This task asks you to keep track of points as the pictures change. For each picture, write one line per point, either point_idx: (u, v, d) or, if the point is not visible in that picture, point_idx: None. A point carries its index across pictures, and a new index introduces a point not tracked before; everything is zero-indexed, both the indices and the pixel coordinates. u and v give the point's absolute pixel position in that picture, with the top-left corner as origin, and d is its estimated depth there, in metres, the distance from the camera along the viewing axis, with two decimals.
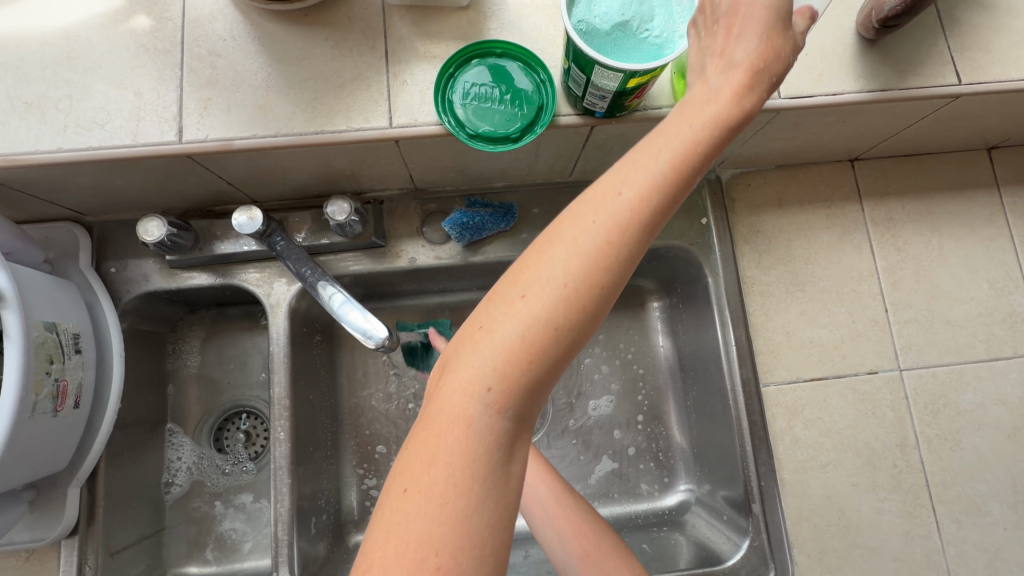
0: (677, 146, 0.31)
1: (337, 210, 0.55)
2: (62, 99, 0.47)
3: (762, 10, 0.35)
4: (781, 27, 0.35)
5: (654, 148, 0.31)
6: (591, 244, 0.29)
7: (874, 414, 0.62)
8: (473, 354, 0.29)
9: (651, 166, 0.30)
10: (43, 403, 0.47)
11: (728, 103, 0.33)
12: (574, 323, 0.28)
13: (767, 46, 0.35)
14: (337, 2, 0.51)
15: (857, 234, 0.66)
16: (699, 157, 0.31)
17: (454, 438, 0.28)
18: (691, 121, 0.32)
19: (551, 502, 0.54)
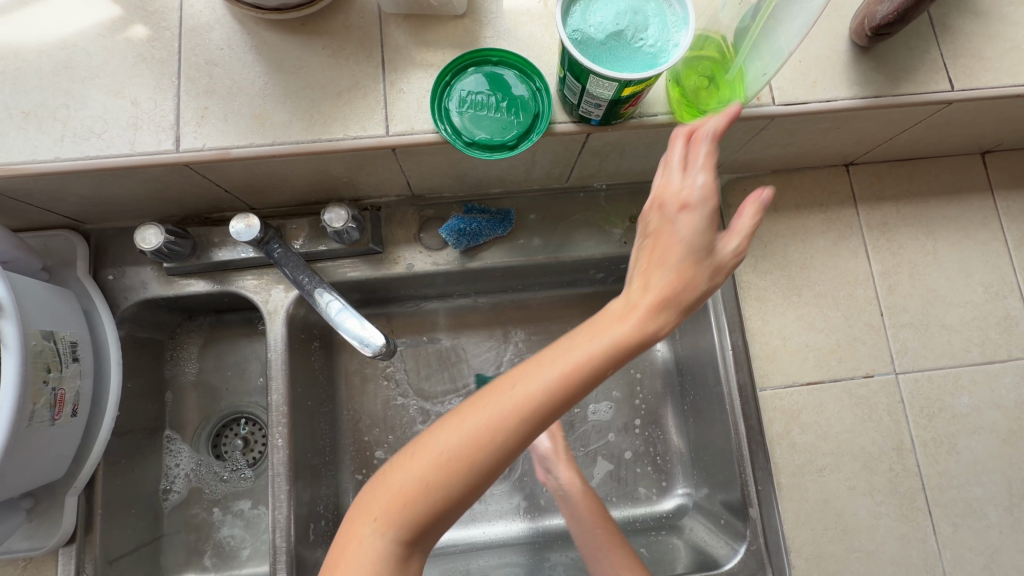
0: (572, 356, 0.35)
1: (334, 218, 0.55)
2: (60, 108, 0.48)
3: (681, 241, 0.37)
4: (693, 260, 0.36)
5: (549, 361, 0.35)
6: (479, 435, 0.34)
7: (870, 418, 0.62)
8: (371, 492, 0.36)
9: (540, 376, 0.35)
10: (41, 413, 0.48)
11: (630, 326, 0.36)
12: (455, 491, 0.34)
13: (677, 277, 0.36)
14: (334, 11, 0.51)
15: (853, 239, 0.66)
16: (585, 377, 0.35)
17: (339, 564, 0.35)
18: (591, 337, 0.36)
19: (606, 544, 0.56)
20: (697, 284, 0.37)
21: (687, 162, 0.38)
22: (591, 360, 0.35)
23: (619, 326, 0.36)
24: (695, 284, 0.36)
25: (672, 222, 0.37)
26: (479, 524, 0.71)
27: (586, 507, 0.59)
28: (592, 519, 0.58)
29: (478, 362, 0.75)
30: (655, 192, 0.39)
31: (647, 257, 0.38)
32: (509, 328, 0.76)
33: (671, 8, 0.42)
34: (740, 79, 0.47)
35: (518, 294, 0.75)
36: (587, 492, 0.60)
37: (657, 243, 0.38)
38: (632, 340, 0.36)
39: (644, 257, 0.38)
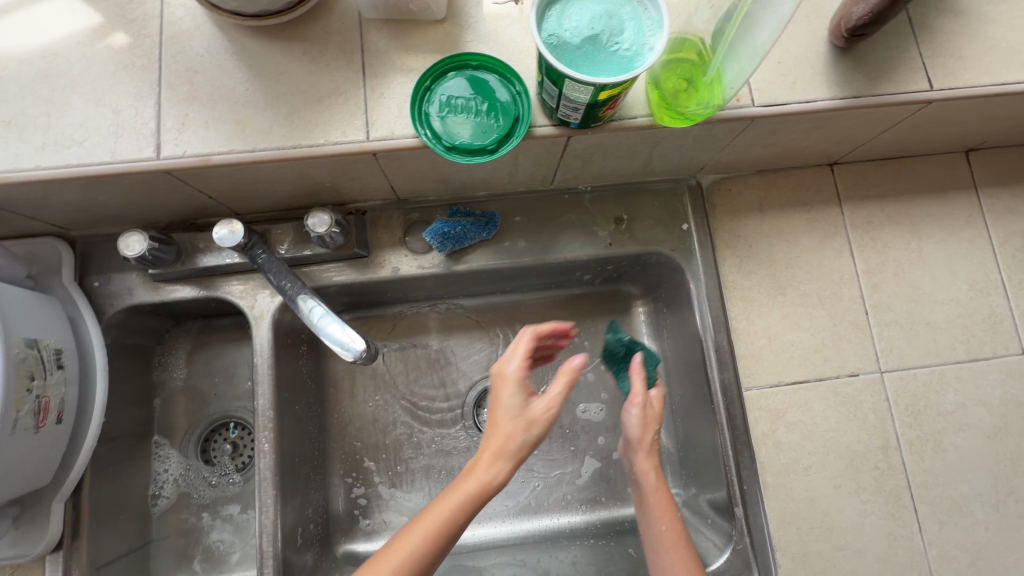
0: (430, 518, 0.42)
1: (318, 222, 0.56)
2: (41, 116, 0.48)
3: (509, 412, 0.45)
4: (518, 420, 0.44)
5: (410, 531, 0.42)
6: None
7: (856, 416, 0.62)
8: None
9: (404, 547, 0.41)
10: (24, 420, 0.48)
11: (471, 485, 0.43)
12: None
13: (507, 436, 0.44)
14: (315, 17, 0.51)
15: (838, 238, 0.66)
16: (445, 525, 0.42)
17: None
18: (443, 501, 0.43)
19: (669, 546, 0.51)
20: (523, 429, 0.44)
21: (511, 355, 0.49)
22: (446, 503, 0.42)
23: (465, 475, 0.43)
24: (518, 429, 0.44)
25: (501, 399, 0.46)
26: (469, 526, 0.71)
27: (656, 504, 0.53)
28: (660, 517, 0.52)
29: (467, 364, 0.76)
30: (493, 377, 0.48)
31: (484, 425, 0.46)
32: (498, 330, 0.76)
33: (646, 13, 0.42)
34: (718, 81, 0.47)
35: (506, 296, 0.76)
36: (660, 489, 0.54)
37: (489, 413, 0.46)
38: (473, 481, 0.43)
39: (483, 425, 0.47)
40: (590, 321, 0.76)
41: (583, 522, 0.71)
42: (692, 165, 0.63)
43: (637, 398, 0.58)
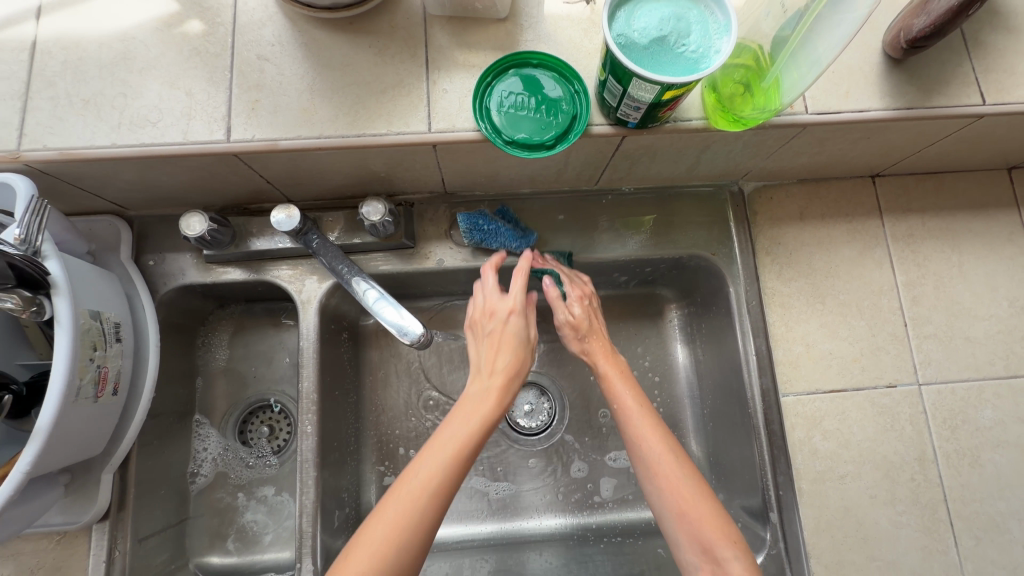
0: (456, 438, 0.44)
1: (372, 211, 0.57)
2: (117, 97, 0.50)
3: (514, 339, 0.53)
4: (525, 347, 0.53)
5: (440, 443, 0.44)
6: (396, 516, 0.40)
7: (893, 427, 0.62)
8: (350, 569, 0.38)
9: (448, 440, 0.44)
10: (86, 388, 0.49)
11: (492, 405, 0.47)
12: (399, 558, 0.39)
13: (516, 359, 0.51)
14: (381, 12, 0.53)
15: (878, 249, 0.67)
16: (464, 449, 0.44)
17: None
18: (469, 419, 0.46)
19: (657, 463, 0.49)
20: (527, 358, 0.53)
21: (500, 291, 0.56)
22: (442, 443, 0.44)
23: (461, 428, 0.45)
24: (516, 373, 0.51)
25: (506, 326, 0.53)
26: (498, 520, 0.71)
27: (640, 429, 0.51)
28: (645, 438, 0.51)
29: None
30: (486, 309, 0.56)
31: (493, 346, 0.52)
32: (531, 328, 0.77)
33: (713, 16, 0.43)
34: (776, 87, 0.48)
35: (541, 295, 0.77)
36: (640, 410, 0.53)
37: (501, 339, 0.53)
38: (481, 427, 0.45)
39: (491, 346, 0.52)
40: (623, 323, 0.76)
41: (609, 521, 0.71)
42: (736, 171, 0.64)
43: (561, 319, 0.61)
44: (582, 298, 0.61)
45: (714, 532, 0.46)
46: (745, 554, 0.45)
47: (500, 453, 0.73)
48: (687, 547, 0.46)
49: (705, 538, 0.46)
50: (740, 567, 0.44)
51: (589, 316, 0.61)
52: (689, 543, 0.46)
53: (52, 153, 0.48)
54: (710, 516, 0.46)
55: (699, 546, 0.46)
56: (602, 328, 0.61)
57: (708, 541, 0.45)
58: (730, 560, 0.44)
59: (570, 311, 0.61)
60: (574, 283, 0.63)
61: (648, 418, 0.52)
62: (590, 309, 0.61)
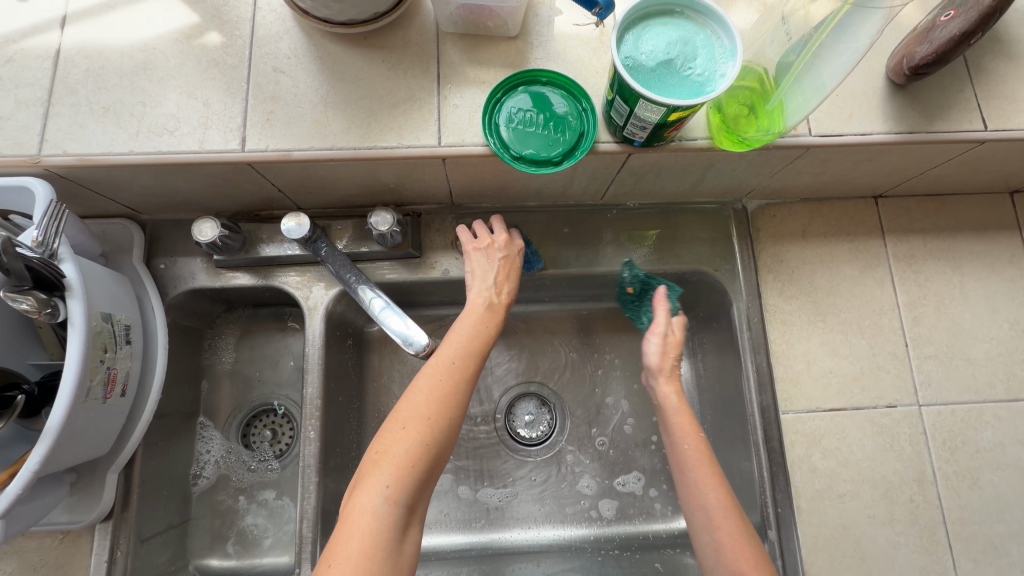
0: (476, 330, 0.51)
1: (380, 221, 0.58)
2: (136, 105, 0.51)
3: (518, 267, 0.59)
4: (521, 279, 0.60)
5: (461, 331, 0.50)
6: (420, 416, 0.44)
7: (892, 447, 0.62)
8: (408, 433, 0.43)
9: (467, 332, 0.50)
10: (96, 390, 0.49)
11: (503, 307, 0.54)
12: (430, 450, 0.43)
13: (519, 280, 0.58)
14: (395, 28, 0.54)
15: (879, 268, 0.67)
16: (484, 339, 0.51)
17: (422, 433, 0.43)
18: (488, 316, 0.52)
19: (719, 517, 0.48)
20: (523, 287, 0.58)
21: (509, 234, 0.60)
22: (447, 356, 0.48)
23: (479, 322, 0.51)
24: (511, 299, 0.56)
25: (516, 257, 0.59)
26: (498, 529, 0.71)
27: (704, 481, 0.50)
28: (708, 490, 0.49)
29: (500, 370, 0.77)
30: (500, 241, 0.58)
31: (506, 274, 0.57)
32: (533, 338, 0.78)
33: (719, 41, 0.44)
34: (780, 110, 0.48)
35: (544, 305, 0.78)
36: (704, 458, 0.52)
37: (510, 269, 0.57)
38: (481, 343, 0.50)
39: (505, 272, 0.57)
40: (624, 336, 0.77)
41: (608, 535, 0.71)
42: (740, 189, 0.65)
43: (658, 327, 0.59)
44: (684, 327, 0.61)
45: None
46: None
47: (500, 463, 0.74)
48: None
49: None
50: None
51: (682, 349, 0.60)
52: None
53: (72, 158, 0.50)
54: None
55: None
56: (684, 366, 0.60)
57: None
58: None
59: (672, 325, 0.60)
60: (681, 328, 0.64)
61: (712, 471, 0.50)
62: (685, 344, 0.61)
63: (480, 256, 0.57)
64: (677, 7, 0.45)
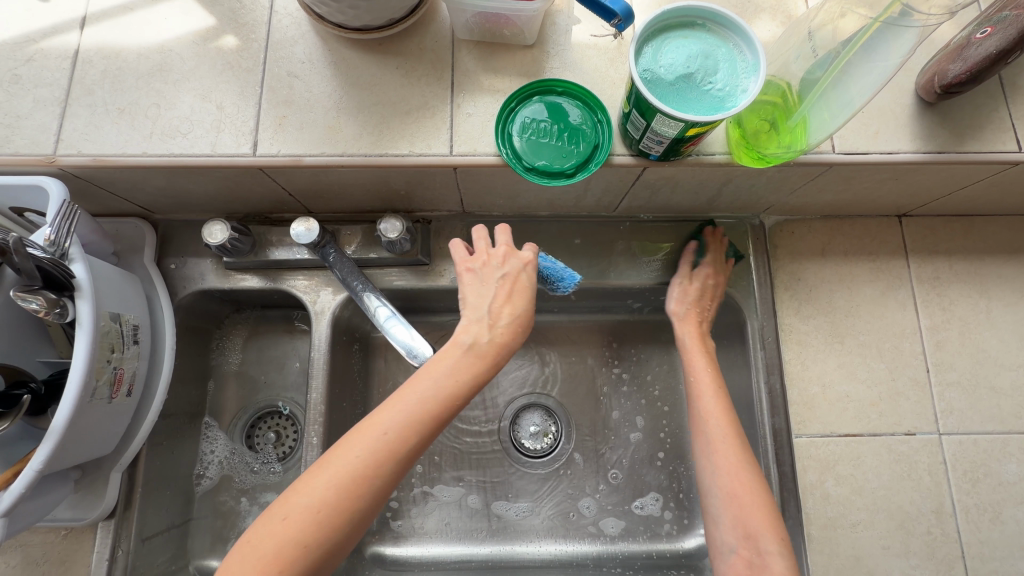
0: (424, 399, 0.43)
1: (390, 228, 0.58)
2: (151, 107, 0.51)
3: (527, 292, 0.50)
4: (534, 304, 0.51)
5: (403, 401, 0.43)
6: (311, 506, 0.39)
7: (909, 476, 0.60)
8: (286, 525, 0.39)
9: (411, 403, 0.43)
10: (102, 389, 0.49)
11: (474, 365, 0.45)
12: (309, 550, 0.38)
13: (525, 313, 0.49)
14: (411, 34, 0.54)
15: (901, 290, 0.65)
16: (432, 413, 0.43)
17: (297, 531, 0.38)
18: (449, 377, 0.44)
19: (719, 443, 0.53)
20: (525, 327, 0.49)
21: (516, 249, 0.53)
22: (377, 426, 0.42)
23: (431, 387, 0.44)
24: (503, 342, 0.47)
25: (523, 278, 0.50)
26: (498, 541, 0.70)
27: (710, 410, 0.56)
28: (712, 418, 0.55)
29: (506, 380, 0.76)
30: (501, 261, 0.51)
31: (505, 297, 0.49)
32: (541, 348, 0.77)
33: (740, 55, 0.43)
34: (803, 127, 0.47)
35: (553, 316, 0.76)
36: (714, 393, 0.57)
37: (513, 290, 0.49)
38: (420, 417, 0.43)
39: (504, 296, 0.49)
40: (633, 349, 0.76)
41: (611, 552, 0.70)
42: (758, 205, 0.63)
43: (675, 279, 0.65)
44: (709, 277, 0.63)
45: (761, 520, 0.48)
46: (786, 549, 0.46)
47: (503, 474, 0.73)
48: (728, 528, 0.49)
49: (750, 524, 0.48)
50: (781, 560, 0.46)
51: (702, 298, 0.64)
52: (730, 525, 0.49)
53: (86, 158, 0.50)
54: (759, 504, 0.49)
55: (741, 531, 0.48)
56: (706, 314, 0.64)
57: (753, 527, 0.48)
58: (771, 553, 0.46)
59: (688, 278, 0.64)
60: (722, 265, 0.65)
61: (718, 401, 0.56)
62: (706, 291, 0.64)
63: (475, 277, 0.50)
64: (698, 20, 0.43)
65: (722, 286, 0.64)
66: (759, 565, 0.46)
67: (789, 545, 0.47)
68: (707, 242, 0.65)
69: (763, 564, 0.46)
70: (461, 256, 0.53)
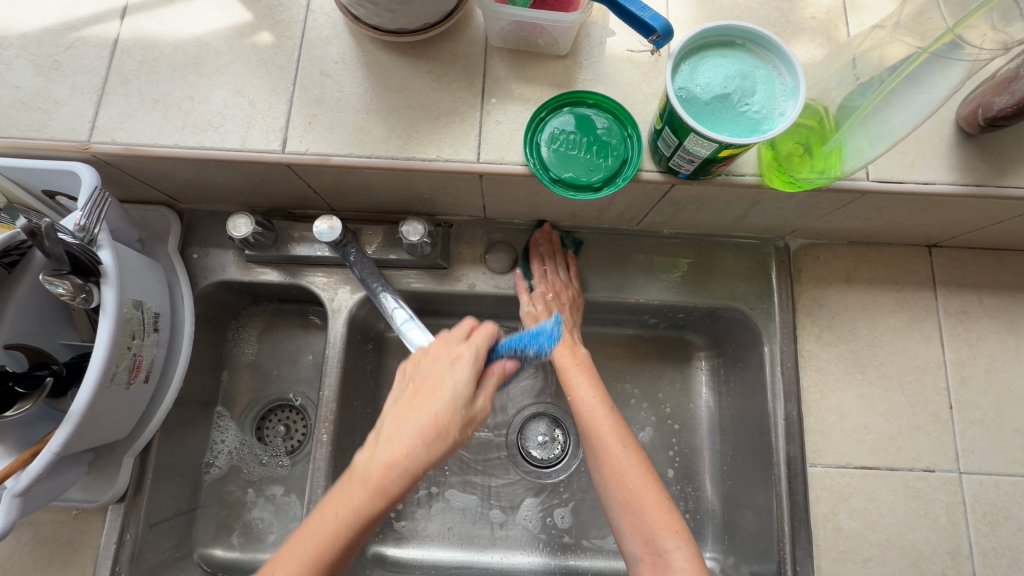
0: (319, 535, 0.40)
1: (411, 230, 0.58)
2: (185, 99, 0.52)
3: (439, 397, 0.42)
4: (458, 411, 0.42)
5: (300, 539, 0.40)
6: None
7: (925, 514, 0.59)
8: None
9: (307, 542, 0.40)
10: (121, 375, 0.50)
11: (370, 495, 0.39)
12: None
13: (432, 423, 0.41)
14: (443, 39, 0.54)
15: (927, 322, 0.64)
16: (328, 549, 0.39)
17: None
18: (341, 509, 0.40)
19: (606, 454, 0.51)
20: (440, 439, 0.41)
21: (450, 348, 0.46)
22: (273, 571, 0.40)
23: (327, 521, 0.40)
24: (400, 460, 0.39)
25: (439, 380, 0.43)
26: (498, 550, 0.70)
27: (590, 419, 0.53)
28: (595, 430, 0.52)
29: (517, 388, 0.76)
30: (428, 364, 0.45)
31: (410, 405, 0.42)
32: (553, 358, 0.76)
33: (780, 77, 0.42)
34: (837, 154, 0.46)
35: None
36: (594, 401, 0.54)
37: (418, 401, 0.42)
38: (313, 558, 0.39)
39: (408, 403, 0.43)
40: (644, 365, 0.74)
41: (612, 568, 0.69)
42: (784, 227, 0.62)
43: (523, 310, 0.62)
44: (546, 293, 0.61)
45: (658, 523, 0.47)
46: (688, 543, 0.46)
47: (508, 482, 0.72)
48: (630, 536, 0.48)
49: (648, 529, 0.47)
50: (680, 556, 0.46)
51: (551, 312, 0.60)
52: (632, 533, 0.48)
53: (119, 147, 0.51)
54: (654, 505, 0.48)
55: (641, 537, 0.48)
56: (567, 322, 0.60)
57: (649, 531, 0.47)
58: (671, 550, 0.46)
59: (531, 300, 0.61)
60: (555, 270, 0.63)
61: (600, 409, 0.53)
62: (553, 303, 0.60)
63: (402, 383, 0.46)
64: (738, 40, 0.43)
65: (567, 292, 0.62)
66: (661, 566, 0.46)
67: (692, 544, 0.47)
68: (530, 258, 0.64)
69: (665, 564, 0.46)
70: (408, 358, 0.48)
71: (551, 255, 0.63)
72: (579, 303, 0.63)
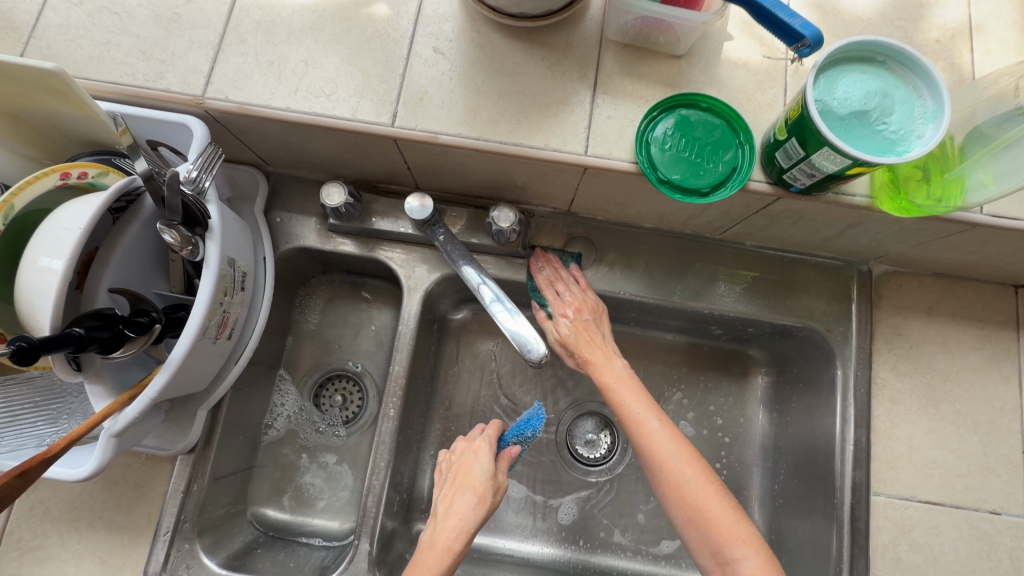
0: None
1: (502, 216, 0.58)
2: (299, 64, 0.52)
3: (474, 472, 0.54)
4: (489, 482, 0.54)
5: None
6: None
7: (988, 556, 0.58)
8: None
9: None
10: (212, 329, 0.50)
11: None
12: None
13: (477, 502, 0.52)
14: (560, 27, 0.53)
15: (1008, 363, 0.62)
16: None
17: None
18: None
19: (665, 467, 0.49)
20: (482, 504, 0.52)
21: (473, 438, 0.59)
22: None
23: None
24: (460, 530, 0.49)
25: (472, 463, 0.55)
26: (541, 543, 0.70)
27: (641, 434, 0.51)
28: (651, 448, 0.50)
29: (572, 384, 0.76)
30: (457, 452, 0.58)
31: (453, 486, 0.54)
32: None
33: (921, 100, 0.41)
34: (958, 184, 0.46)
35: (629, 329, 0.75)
36: (643, 413, 0.52)
37: (459, 479, 0.54)
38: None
39: (451, 486, 0.54)
40: (701, 375, 0.74)
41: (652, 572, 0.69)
42: (873, 251, 0.61)
43: (553, 338, 0.61)
44: (567, 314, 0.59)
45: (723, 532, 0.46)
46: (758, 552, 0.45)
47: (556, 476, 0.72)
48: (699, 551, 0.47)
49: (714, 539, 0.46)
50: (751, 566, 0.44)
51: (578, 333, 0.59)
52: (699, 546, 0.47)
53: (232, 105, 0.51)
54: (720, 514, 0.47)
55: (710, 547, 0.46)
56: (597, 335, 0.59)
57: (717, 540, 0.46)
58: (740, 560, 0.45)
59: (555, 329, 0.60)
60: (567, 286, 0.61)
61: (656, 422, 0.51)
62: (578, 323, 0.59)
63: (440, 479, 0.57)
64: (878, 56, 0.42)
65: (585, 306, 0.60)
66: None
67: (763, 551, 0.45)
68: (538, 285, 0.62)
69: (736, 574, 0.44)
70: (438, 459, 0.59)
71: (556, 273, 0.62)
72: (602, 309, 0.61)
